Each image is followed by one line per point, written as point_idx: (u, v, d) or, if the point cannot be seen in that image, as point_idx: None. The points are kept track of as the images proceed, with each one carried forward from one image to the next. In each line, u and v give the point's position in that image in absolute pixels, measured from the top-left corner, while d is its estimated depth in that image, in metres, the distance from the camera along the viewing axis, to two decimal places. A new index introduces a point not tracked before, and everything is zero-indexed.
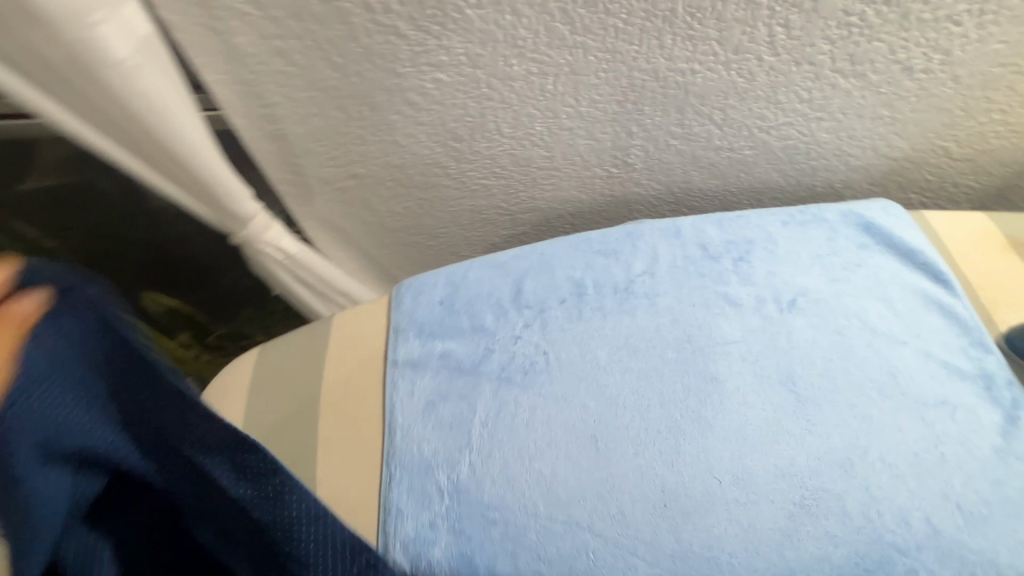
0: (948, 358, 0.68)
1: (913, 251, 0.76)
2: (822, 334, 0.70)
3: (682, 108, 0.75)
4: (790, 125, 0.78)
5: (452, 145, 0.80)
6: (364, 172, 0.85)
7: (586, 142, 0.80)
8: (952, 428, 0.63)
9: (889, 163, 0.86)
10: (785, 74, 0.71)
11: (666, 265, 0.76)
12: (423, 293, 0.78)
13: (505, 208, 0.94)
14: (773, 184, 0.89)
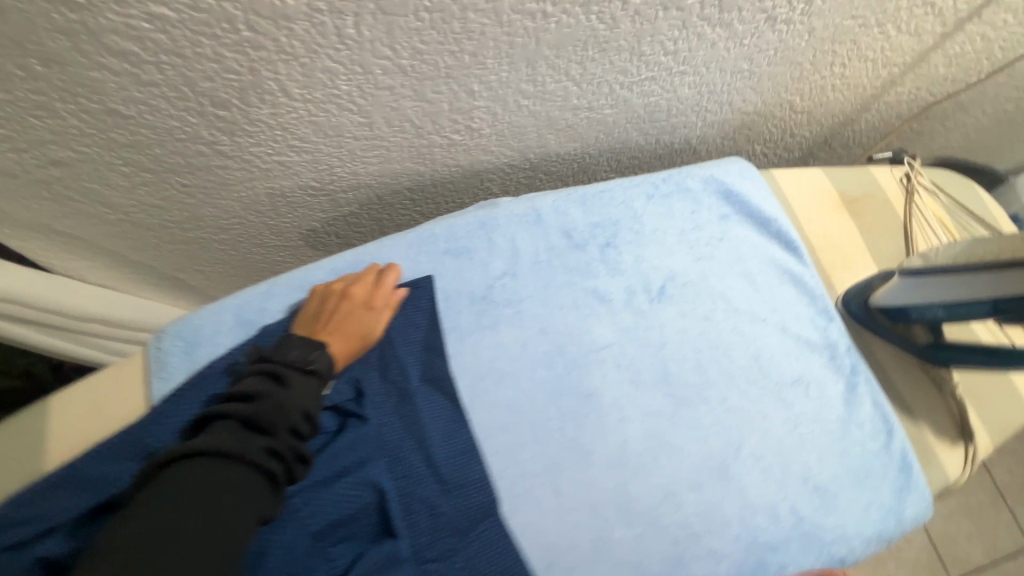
0: (801, 331, 0.68)
1: (768, 219, 0.73)
2: (691, 323, 0.65)
3: (532, 61, 0.58)
4: (652, 80, 0.67)
5: (216, 113, 0.54)
6: (73, 156, 0.55)
7: (415, 105, 0.60)
8: (808, 406, 0.64)
9: (740, 118, 0.81)
10: (650, 21, 0.57)
11: (528, 263, 0.63)
12: (202, 341, 0.53)
13: (319, 187, 0.71)
14: (631, 142, 0.80)
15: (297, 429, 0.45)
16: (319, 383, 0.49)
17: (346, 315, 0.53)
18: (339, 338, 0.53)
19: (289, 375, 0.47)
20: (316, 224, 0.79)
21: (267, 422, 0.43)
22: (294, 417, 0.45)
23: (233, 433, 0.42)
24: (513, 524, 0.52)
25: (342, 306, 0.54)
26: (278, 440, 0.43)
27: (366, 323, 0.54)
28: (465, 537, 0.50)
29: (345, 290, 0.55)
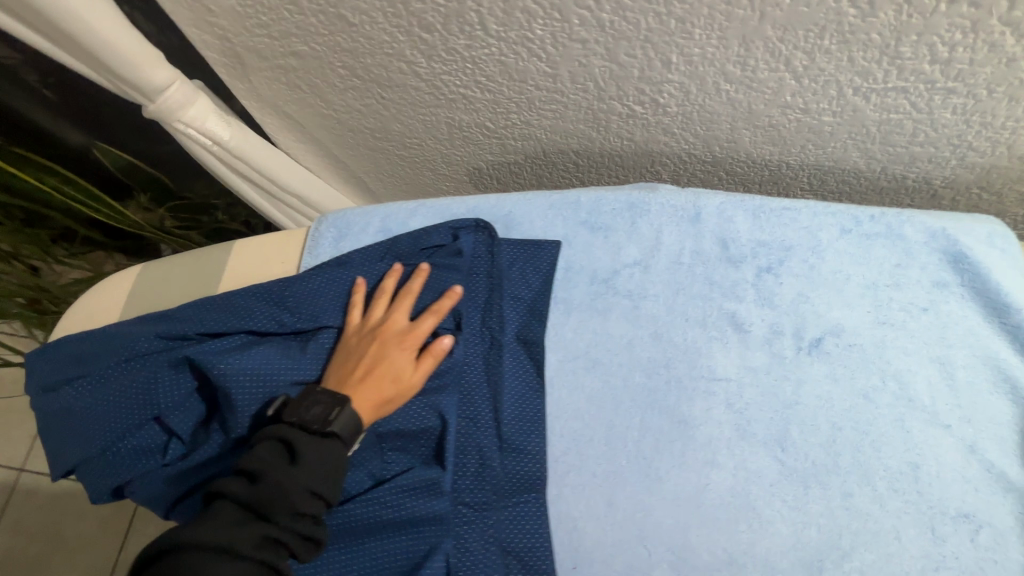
0: (996, 460, 0.51)
1: (1008, 307, 0.55)
2: (840, 391, 0.54)
3: (749, 40, 0.51)
4: (901, 93, 0.54)
5: (420, 35, 0.58)
6: (306, 51, 0.64)
7: (604, 65, 0.57)
8: (966, 549, 0.49)
9: (1018, 169, 0.62)
10: (923, 15, 0.45)
11: (667, 262, 0.57)
12: (349, 239, 0.58)
13: (492, 129, 0.73)
14: (846, 164, 0.66)
15: (299, 508, 0.42)
16: (330, 450, 0.46)
17: (379, 358, 0.50)
18: (377, 387, 0.49)
19: (297, 445, 0.45)
20: (481, 164, 0.83)
21: (266, 505, 0.42)
22: (294, 493, 0.42)
23: (234, 516, 0.41)
24: (553, 511, 0.50)
25: (374, 351, 0.51)
26: (279, 525, 0.41)
27: (401, 367, 0.51)
28: (503, 502, 0.50)
29: (376, 332, 0.52)
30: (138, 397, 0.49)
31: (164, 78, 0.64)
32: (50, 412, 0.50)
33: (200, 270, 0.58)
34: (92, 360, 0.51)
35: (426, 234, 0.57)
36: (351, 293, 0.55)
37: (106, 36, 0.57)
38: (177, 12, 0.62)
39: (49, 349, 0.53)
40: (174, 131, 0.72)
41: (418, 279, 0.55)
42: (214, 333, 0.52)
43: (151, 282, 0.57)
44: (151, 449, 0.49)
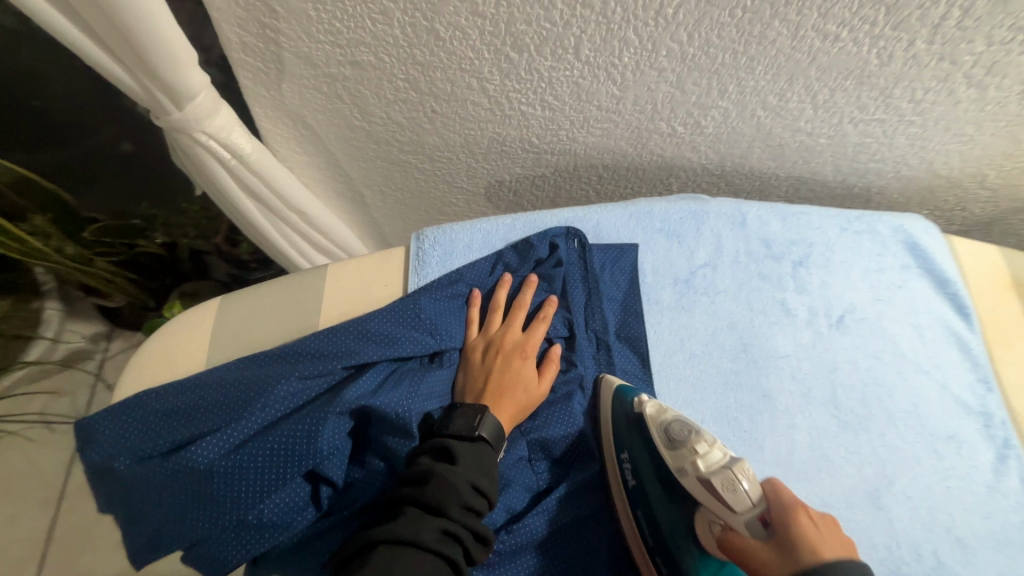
0: (961, 395, 0.69)
1: (947, 280, 0.74)
2: (862, 355, 0.68)
3: (794, 77, 0.62)
4: (880, 123, 0.70)
5: (507, 54, 0.59)
6: (370, 61, 0.61)
7: (668, 91, 0.64)
8: (960, 464, 0.65)
9: (930, 180, 0.83)
10: (919, 67, 0.60)
11: (729, 261, 0.67)
12: (455, 257, 0.60)
13: (533, 144, 0.76)
14: (820, 176, 0.83)
15: (467, 504, 0.44)
16: (483, 453, 0.48)
17: (505, 368, 0.53)
18: (509, 394, 0.52)
19: (454, 448, 0.47)
20: (505, 178, 0.84)
21: (436, 501, 0.43)
22: (460, 490, 0.44)
23: (407, 512, 0.43)
24: None
25: (501, 362, 0.54)
26: (451, 520, 0.43)
27: (528, 379, 0.54)
28: None
29: (499, 343, 0.55)
30: (289, 451, 0.45)
31: (200, 82, 0.56)
32: (177, 479, 0.45)
33: (297, 304, 0.56)
34: (218, 414, 0.47)
35: (531, 246, 0.60)
36: (468, 310, 0.57)
37: (161, 32, 0.49)
38: (223, 8, 0.55)
39: (151, 406, 0.48)
40: (187, 142, 0.63)
41: (529, 290, 0.58)
42: (358, 367, 0.51)
43: (243, 325, 0.55)
44: (305, 504, 0.47)
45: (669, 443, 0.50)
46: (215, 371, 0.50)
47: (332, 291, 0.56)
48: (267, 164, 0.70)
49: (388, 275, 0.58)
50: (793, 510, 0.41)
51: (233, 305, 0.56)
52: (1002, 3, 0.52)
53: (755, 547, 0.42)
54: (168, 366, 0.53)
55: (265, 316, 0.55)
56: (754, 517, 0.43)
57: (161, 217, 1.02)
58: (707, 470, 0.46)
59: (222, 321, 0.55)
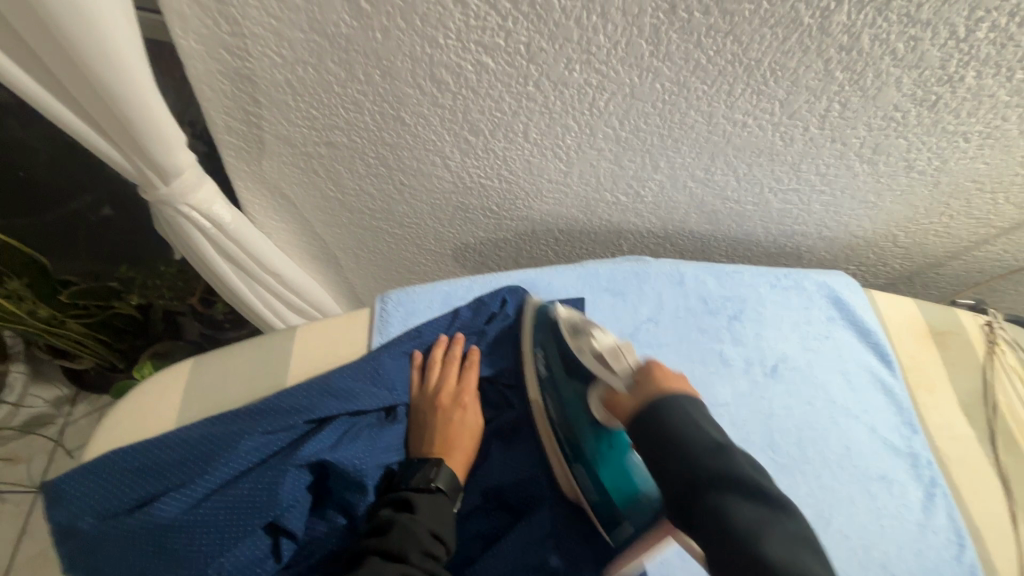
0: (888, 436, 0.75)
1: (868, 330, 0.82)
2: (796, 401, 0.74)
3: (714, 155, 0.71)
4: (795, 192, 0.80)
5: (465, 137, 0.67)
6: (343, 142, 0.68)
7: (608, 167, 0.73)
8: (891, 503, 0.70)
9: (850, 240, 0.93)
10: (818, 147, 0.70)
11: (670, 315, 0.74)
12: (416, 315, 0.65)
13: (494, 211, 0.84)
14: (753, 238, 0.92)
15: (426, 550, 0.47)
16: (440, 503, 0.51)
17: (448, 422, 0.57)
18: (457, 446, 0.56)
19: (413, 499, 0.50)
20: (470, 241, 0.91)
21: (396, 547, 0.46)
22: (419, 536, 0.47)
23: (370, 561, 0.45)
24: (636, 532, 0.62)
25: (441, 417, 0.57)
26: (412, 565, 0.45)
27: (472, 425, 0.58)
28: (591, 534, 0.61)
29: (437, 399, 0.58)
30: (251, 504, 0.48)
31: (187, 161, 0.63)
32: (137, 536, 0.46)
33: (265, 362, 0.60)
34: (183, 470, 0.49)
35: (483, 304, 0.65)
36: (410, 369, 0.61)
37: (155, 120, 0.55)
38: (213, 98, 0.62)
39: (113, 466, 0.50)
40: (171, 213, 0.68)
41: (457, 345, 0.61)
42: (320, 421, 0.54)
43: (212, 385, 0.58)
44: (264, 556, 0.49)
45: (572, 333, 0.57)
46: (182, 430, 0.53)
47: (300, 349, 0.61)
48: (245, 232, 0.75)
49: (352, 333, 0.63)
50: (656, 365, 0.50)
51: (202, 364, 0.59)
52: (872, 99, 0.62)
53: (622, 396, 0.50)
54: (137, 426, 0.56)
55: (234, 375, 0.59)
56: (627, 375, 0.51)
57: (137, 280, 1.03)
58: (599, 347, 0.54)
59: (192, 380, 0.58)
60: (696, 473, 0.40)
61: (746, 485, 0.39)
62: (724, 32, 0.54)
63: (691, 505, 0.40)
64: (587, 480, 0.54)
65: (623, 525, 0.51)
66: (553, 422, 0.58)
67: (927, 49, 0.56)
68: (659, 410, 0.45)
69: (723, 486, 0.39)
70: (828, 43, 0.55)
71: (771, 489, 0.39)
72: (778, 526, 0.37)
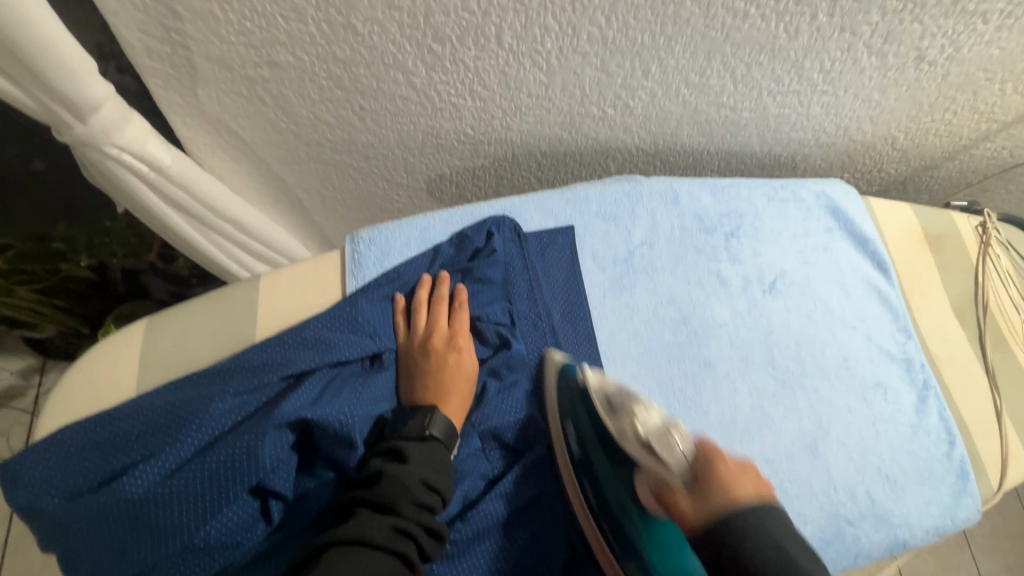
0: (884, 343, 0.75)
1: (865, 238, 0.79)
2: (795, 316, 0.72)
3: (711, 55, 0.64)
4: (796, 94, 0.73)
5: (430, 46, 0.58)
6: (289, 61, 0.59)
7: (594, 75, 0.65)
8: (886, 409, 0.71)
9: (847, 145, 0.88)
10: (824, 39, 0.63)
11: (664, 237, 0.70)
12: (392, 255, 0.59)
13: (469, 135, 0.75)
14: (748, 149, 0.86)
15: (419, 500, 0.45)
16: (435, 451, 0.48)
17: (442, 367, 0.53)
18: (453, 392, 0.52)
19: (404, 449, 0.47)
20: (445, 171, 0.83)
21: (387, 500, 0.44)
22: (411, 487, 0.45)
23: (360, 513, 0.43)
24: None
25: (434, 362, 0.53)
26: (403, 516, 0.44)
27: (467, 368, 0.54)
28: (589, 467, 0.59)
29: (429, 342, 0.53)
30: (229, 471, 0.44)
31: (104, 92, 0.53)
32: (109, 513, 0.43)
33: (228, 318, 0.54)
34: (149, 441, 0.45)
35: (466, 238, 0.60)
36: (394, 313, 0.55)
37: (51, 41, 0.45)
38: (121, 11, 0.51)
39: (71, 442, 0.46)
40: (98, 157, 0.59)
41: (444, 285, 0.56)
42: (297, 377, 0.49)
43: (171, 345, 0.53)
44: (254, 519, 0.46)
45: (611, 410, 0.52)
46: (143, 399, 0.48)
47: (266, 301, 0.55)
48: (192, 176, 0.67)
49: (323, 280, 0.57)
50: (719, 462, 0.44)
51: (157, 325, 0.54)
52: None
53: (684, 501, 0.45)
54: (94, 396, 0.51)
55: (194, 334, 0.53)
56: (685, 472, 0.45)
57: (82, 239, 0.95)
58: (645, 432, 0.48)
59: (148, 342, 0.53)
60: None
61: None
62: None
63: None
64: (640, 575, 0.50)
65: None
66: (592, 504, 0.54)
67: None
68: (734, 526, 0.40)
69: None
70: None
71: None
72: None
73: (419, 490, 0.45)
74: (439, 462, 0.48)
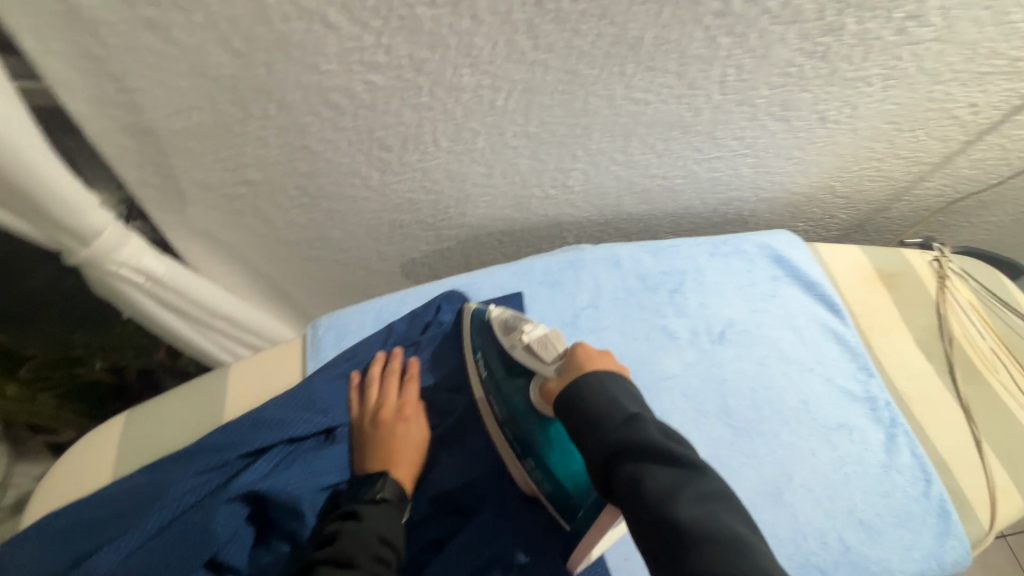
0: (844, 383, 0.76)
1: (812, 282, 0.83)
2: (748, 364, 0.75)
3: (628, 136, 0.72)
4: (719, 159, 0.80)
5: (378, 155, 0.68)
6: (259, 178, 0.69)
7: (528, 162, 0.74)
8: (853, 450, 0.71)
9: (788, 197, 0.94)
10: (726, 113, 0.71)
11: (609, 299, 0.75)
12: (348, 336, 0.65)
13: (429, 223, 0.84)
14: (693, 210, 0.93)
15: (376, 555, 0.47)
16: (389, 513, 0.52)
17: (391, 436, 0.57)
18: (401, 459, 0.56)
19: (360, 511, 0.50)
20: (415, 255, 0.91)
21: (346, 556, 0.47)
22: (368, 543, 0.48)
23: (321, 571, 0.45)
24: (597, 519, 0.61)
25: (383, 432, 0.57)
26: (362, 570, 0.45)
27: (414, 437, 0.59)
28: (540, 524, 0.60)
29: (378, 416, 0.58)
30: (187, 545, 0.49)
31: (104, 221, 0.63)
32: None
33: (200, 404, 0.60)
34: (119, 521, 0.50)
35: (416, 314, 0.66)
36: (349, 390, 0.61)
37: (55, 188, 0.55)
38: (120, 156, 0.62)
39: (50, 527, 0.51)
40: (101, 273, 0.68)
41: (395, 360, 0.62)
42: (256, 454, 0.54)
43: (148, 433, 0.58)
44: None
45: (504, 331, 0.59)
46: (117, 483, 0.53)
47: (234, 387, 0.61)
48: (184, 281, 0.76)
49: (287, 363, 0.63)
50: (581, 349, 0.55)
51: (137, 413, 0.60)
52: (763, 59, 0.63)
53: (553, 379, 0.54)
54: (76, 483, 0.56)
55: (168, 421, 0.59)
56: (558, 362, 0.55)
57: (98, 342, 1.04)
58: (530, 339, 0.57)
59: (128, 430, 0.59)
60: (620, 450, 0.45)
61: (662, 454, 0.43)
62: (597, 16, 0.54)
63: (643, 525, 0.40)
64: (539, 472, 0.55)
65: (580, 514, 0.52)
66: (502, 423, 0.58)
67: (800, 3, 0.57)
68: (583, 382, 0.50)
69: (642, 457, 0.43)
70: (702, 12, 0.56)
71: (686, 456, 0.43)
72: (715, 507, 0.40)
73: (376, 546, 0.48)
74: (395, 522, 0.51)
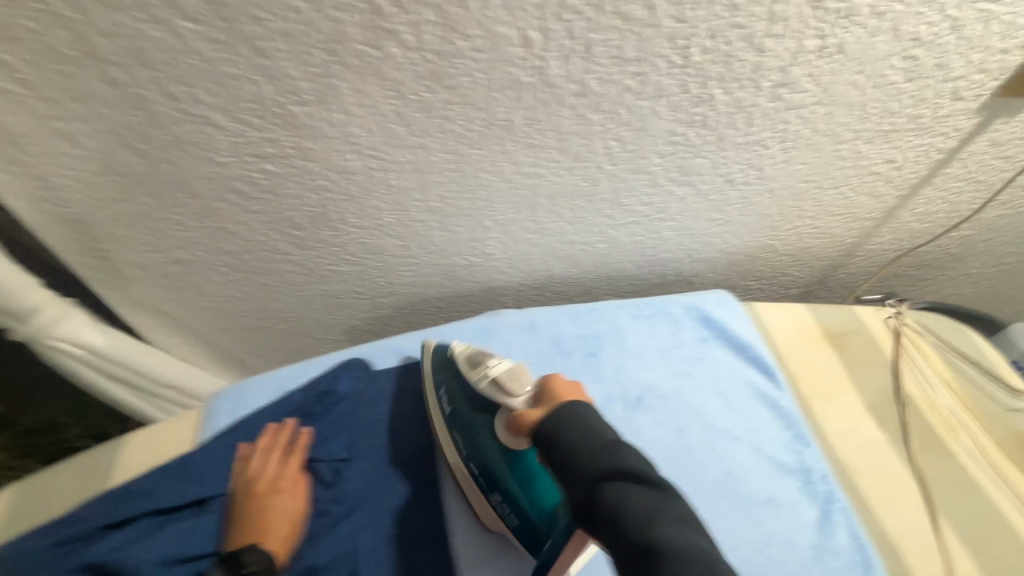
0: (774, 453, 0.71)
1: (742, 344, 0.80)
2: (667, 432, 0.71)
3: (532, 206, 0.75)
4: (637, 224, 0.82)
5: (294, 233, 0.74)
6: (189, 258, 0.75)
7: (441, 234, 0.78)
8: (780, 529, 0.65)
9: (727, 257, 0.93)
10: (625, 181, 0.73)
11: (518, 365, 0.75)
12: (244, 406, 0.68)
13: (362, 293, 0.88)
14: (628, 272, 0.93)
15: None
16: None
17: (265, 508, 0.58)
18: (274, 531, 0.58)
19: None
20: (356, 323, 0.94)
21: None
22: None
23: None
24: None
25: (257, 505, 0.59)
26: None
27: (290, 508, 0.60)
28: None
29: (254, 489, 0.60)
30: None
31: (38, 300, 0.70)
32: None
33: (87, 474, 0.63)
34: None
35: (312, 383, 0.68)
36: (232, 461, 0.63)
37: None
38: (59, 242, 0.70)
39: None
40: (44, 347, 0.74)
41: (282, 433, 0.64)
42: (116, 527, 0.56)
43: (30, 501, 0.61)
44: None
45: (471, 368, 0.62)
46: None
47: (124, 457, 0.64)
48: (126, 352, 0.82)
49: (180, 435, 0.67)
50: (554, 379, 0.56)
51: (24, 481, 0.62)
52: (643, 131, 0.66)
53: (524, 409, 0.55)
54: None
55: (53, 489, 0.62)
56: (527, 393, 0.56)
57: None
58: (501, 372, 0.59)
59: (11, 497, 0.61)
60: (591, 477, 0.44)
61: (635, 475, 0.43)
62: (460, 103, 0.59)
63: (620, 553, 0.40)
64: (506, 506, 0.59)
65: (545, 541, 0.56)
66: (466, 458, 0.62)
67: (659, 79, 0.60)
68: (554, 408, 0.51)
69: (618, 481, 0.43)
70: (562, 93, 0.60)
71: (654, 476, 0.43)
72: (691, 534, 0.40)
73: None
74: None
